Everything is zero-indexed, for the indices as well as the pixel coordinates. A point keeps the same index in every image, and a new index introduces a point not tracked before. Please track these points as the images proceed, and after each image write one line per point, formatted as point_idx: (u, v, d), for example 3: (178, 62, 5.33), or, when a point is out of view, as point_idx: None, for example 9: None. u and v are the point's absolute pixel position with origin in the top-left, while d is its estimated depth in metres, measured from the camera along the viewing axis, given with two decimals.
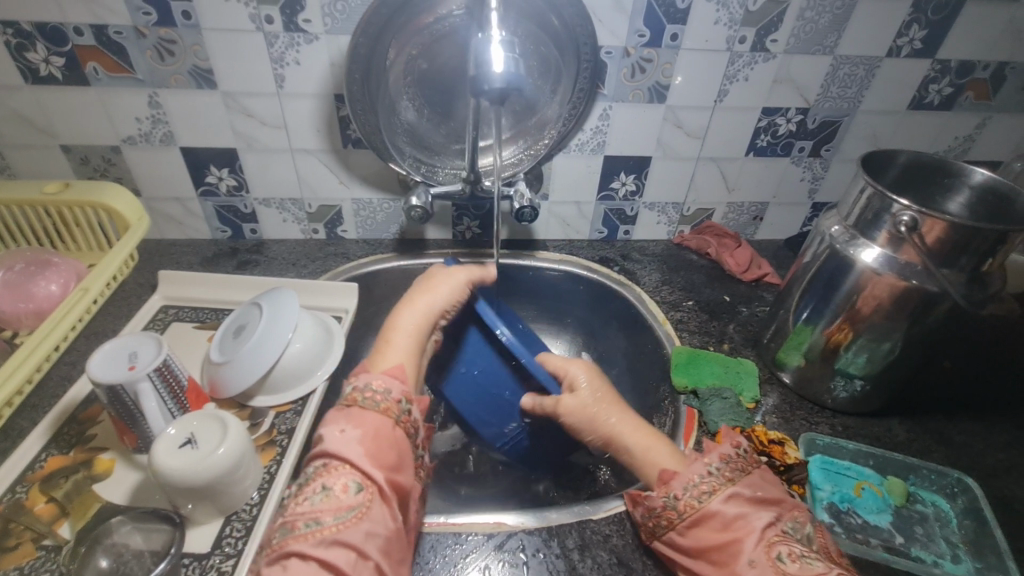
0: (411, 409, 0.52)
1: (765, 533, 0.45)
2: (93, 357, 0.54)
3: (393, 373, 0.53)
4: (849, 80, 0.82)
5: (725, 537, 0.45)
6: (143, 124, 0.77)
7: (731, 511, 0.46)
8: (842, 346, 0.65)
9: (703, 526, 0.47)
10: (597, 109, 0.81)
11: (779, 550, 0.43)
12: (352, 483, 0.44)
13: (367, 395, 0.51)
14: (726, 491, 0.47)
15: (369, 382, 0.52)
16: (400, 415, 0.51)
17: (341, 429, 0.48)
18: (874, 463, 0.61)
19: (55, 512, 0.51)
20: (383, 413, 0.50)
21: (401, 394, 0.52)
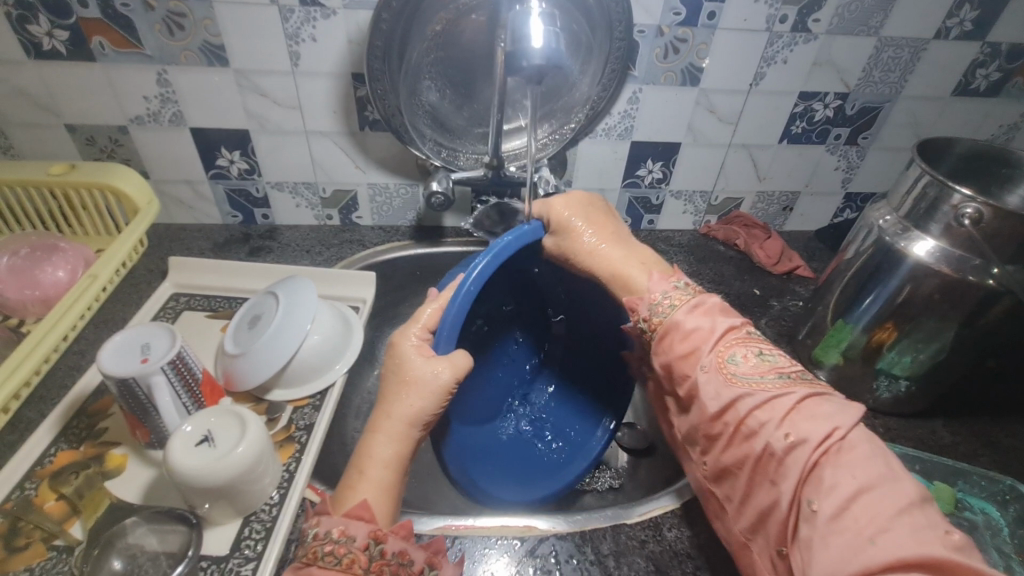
0: (385, 548, 0.44)
1: (724, 340, 0.49)
2: (104, 348, 0.51)
3: (355, 513, 0.45)
4: (893, 64, 0.78)
5: (686, 345, 0.50)
6: (152, 104, 0.73)
7: (693, 321, 0.51)
8: (885, 345, 0.62)
9: (669, 336, 0.51)
10: (627, 92, 0.77)
11: (734, 354, 0.48)
12: None
13: (327, 549, 0.42)
14: (690, 302, 0.52)
15: (328, 528, 0.44)
16: (369, 563, 0.42)
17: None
18: (920, 468, 0.58)
19: (65, 510, 0.49)
20: (346, 568, 0.41)
21: (369, 535, 0.44)
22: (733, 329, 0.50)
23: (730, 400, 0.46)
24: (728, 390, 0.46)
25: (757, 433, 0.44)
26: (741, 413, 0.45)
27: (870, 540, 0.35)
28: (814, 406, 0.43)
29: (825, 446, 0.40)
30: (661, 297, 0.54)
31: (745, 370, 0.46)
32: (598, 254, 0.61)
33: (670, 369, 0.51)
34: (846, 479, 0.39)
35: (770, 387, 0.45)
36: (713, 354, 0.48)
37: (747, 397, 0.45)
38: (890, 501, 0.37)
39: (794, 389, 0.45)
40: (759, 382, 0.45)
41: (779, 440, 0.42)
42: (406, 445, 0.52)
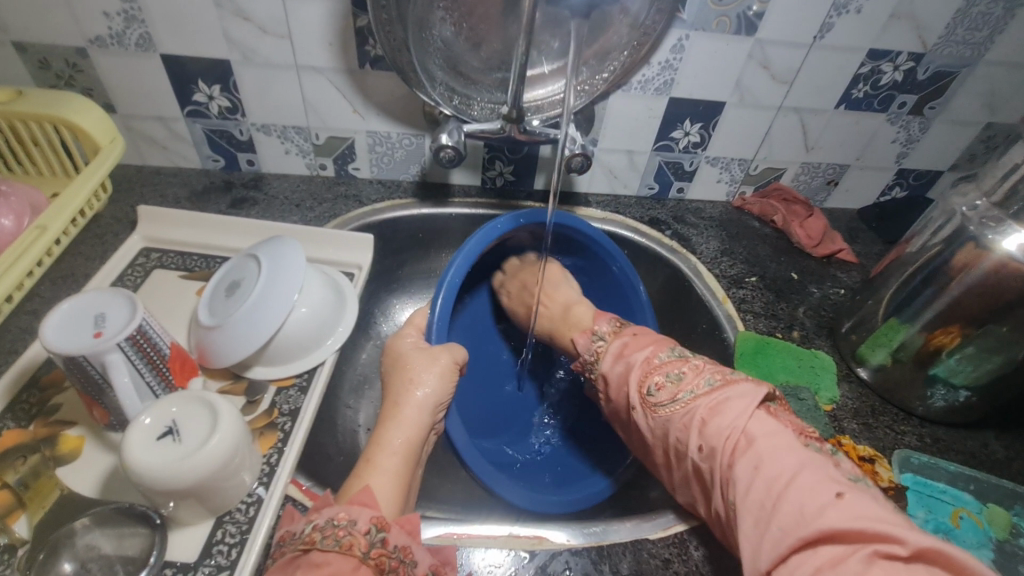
0: (388, 537, 0.38)
1: (641, 372, 0.52)
2: (49, 318, 0.43)
3: (359, 499, 0.40)
4: (981, 22, 0.67)
5: (618, 387, 0.54)
6: (114, 22, 0.62)
7: (616, 367, 0.55)
8: (944, 350, 0.55)
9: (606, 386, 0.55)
10: (671, 38, 0.66)
11: (652, 384, 0.50)
12: None
13: (326, 532, 0.36)
14: (614, 351, 0.56)
15: (330, 514, 0.38)
16: (369, 549, 0.36)
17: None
18: (973, 487, 0.53)
19: (11, 502, 0.41)
20: (346, 551, 0.35)
21: (371, 522, 0.38)
22: (653, 363, 0.52)
23: (661, 428, 0.48)
24: (654, 415, 0.49)
25: (687, 454, 0.46)
26: (670, 442, 0.47)
27: (776, 523, 0.38)
28: (722, 410, 0.45)
29: (736, 445, 0.42)
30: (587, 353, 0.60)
31: (667, 392, 0.49)
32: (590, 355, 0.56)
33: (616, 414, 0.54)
34: (755, 475, 0.40)
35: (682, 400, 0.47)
36: (636, 391, 0.51)
37: (669, 424, 0.47)
38: (793, 480, 0.39)
39: (706, 397, 0.46)
40: (674, 402, 0.47)
41: (700, 455, 0.44)
42: (418, 433, 0.49)
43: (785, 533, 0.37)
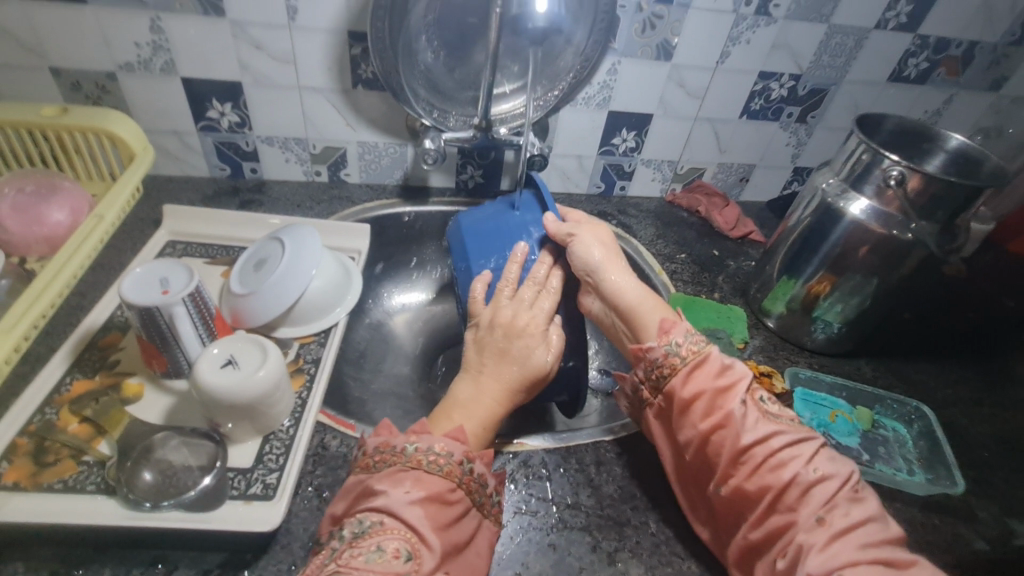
0: (475, 467, 0.48)
1: (753, 383, 0.53)
2: (125, 280, 0.53)
3: (455, 435, 0.50)
4: (839, 50, 0.87)
5: (723, 380, 0.52)
6: (143, 50, 0.74)
7: (726, 362, 0.53)
8: (821, 296, 0.73)
9: (699, 372, 0.53)
10: (606, 63, 0.83)
11: (760, 396, 0.53)
12: (403, 549, 0.42)
13: (430, 458, 0.47)
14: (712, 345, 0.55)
15: (431, 443, 0.48)
16: (463, 476, 0.47)
17: (405, 489, 0.45)
18: (846, 395, 0.69)
19: (91, 431, 0.52)
20: (445, 476, 0.46)
21: (463, 454, 0.48)
22: (731, 389, 0.51)
23: (768, 433, 0.49)
24: (718, 444, 0.50)
25: (785, 463, 0.47)
26: (771, 446, 0.48)
27: (861, 545, 0.43)
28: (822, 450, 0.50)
29: (784, 494, 0.46)
30: (682, 341, 0.54)
31: (740, 422, 0.50)
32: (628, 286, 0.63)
33: (701, 399, 0.51)
34: (855, 510, 0.45)
35: (749, 440, 0.49)
36: (747, 393, 0.52)
37: (779, 433, 0.49)
38: (878, 523, 0.45)
39: (772, 434, 0.49)
40: (783, 421, 0.51)
41: (807, 471, 0.47)
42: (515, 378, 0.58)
43: (866, 550, 0.43)
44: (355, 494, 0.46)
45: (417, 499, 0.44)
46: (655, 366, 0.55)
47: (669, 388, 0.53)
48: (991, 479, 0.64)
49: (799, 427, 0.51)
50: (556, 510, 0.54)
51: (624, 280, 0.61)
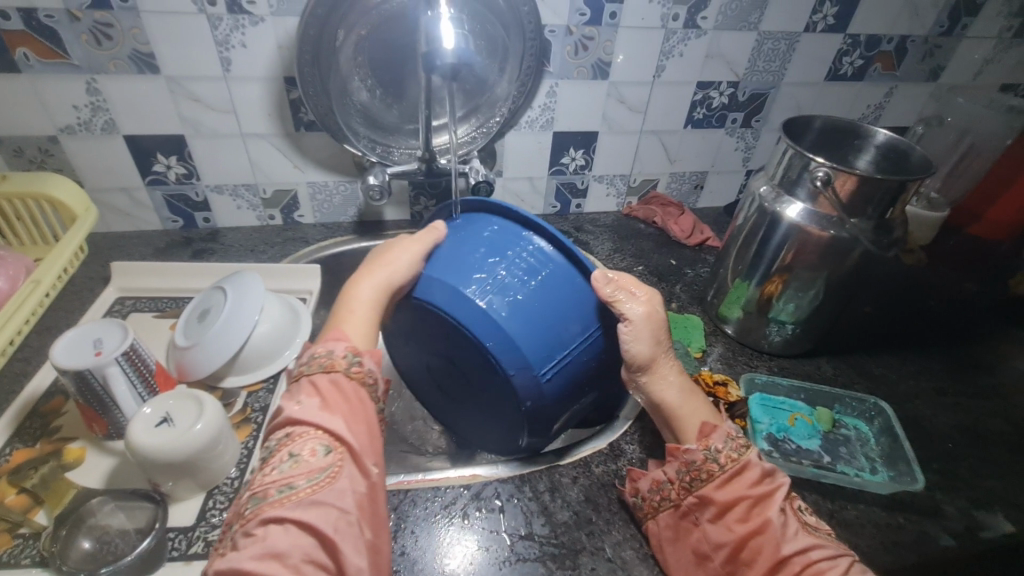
0: (362, 360, 0.50)
1: (787, 490, 0.51)
2: (56, 345, 0.53)
3: (334, 334, 0.51)
4: (773, 55, 0.89)
5: (763, 487, 0.49)
6: (82, 112, 0.74)
7: (765, 467, 0.51)
8: (774, 297, 0.73)
9: (738, 477, 0.50)
10: (545, 86, 0.85)
11: (795, 503, 0.50)
12: (319, 446, 0.44)
13: (310, 362, 0.49)
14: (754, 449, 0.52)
15: (310, 352, 0.50)
16: (349, 368, 0.49)
17: (298, 401, 0.46)
18: (804, 397, 0.69)
19: (27, 502, 0.50)
20: (329, 370, 0.48)
21: (346, 349, 0.50)
22: (770, 497, 0.48)
23: (805, 542, 0.46)
24: (755, 552, 0.46)
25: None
26: (809, 557, 0.45)
27: None
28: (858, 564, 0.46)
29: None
30: (722, 442, 0.52)
31: (778, 530, 0.47)
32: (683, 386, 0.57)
33: (737, 504, 0.48)
34: None
35: (788, 549, 0.45)
36: (783, 499, 0.49)
37: (818, 544, 0.46)
38: None
39: (810, 544, 0.46)
40: (819, 531, 0.48)
41: None
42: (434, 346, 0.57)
43: None
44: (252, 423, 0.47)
45: (315, 401, 0.46)
46: (692, 468, 0.51)
47: (704, 491, 0.50)
48: (956, 470, 0.63)
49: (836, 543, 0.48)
50: (509, 542, 0.53)
51: (670, 384, 0.56)
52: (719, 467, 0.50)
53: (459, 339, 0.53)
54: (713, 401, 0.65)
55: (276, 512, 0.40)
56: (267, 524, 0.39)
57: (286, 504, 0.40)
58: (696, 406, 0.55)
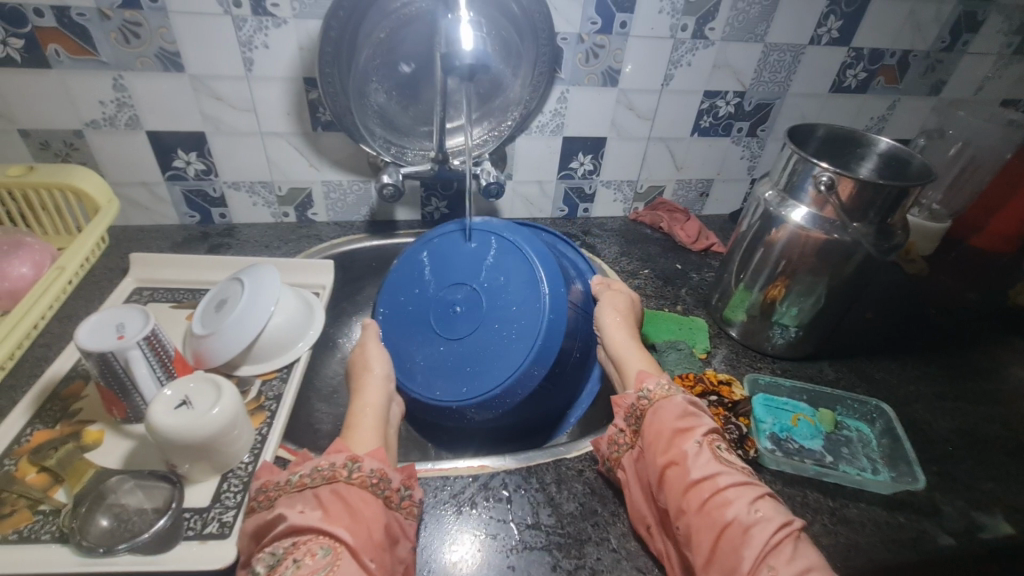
0: (363, 464, 0.50)
1: (717, 433, 0.53)
2: (81, 328, 0.55)
3: (336, 446, 0.52)
4: (779, 66, 0.91)
5: (684, 421, 0.52)
6: (107, 108, 0.77)
7: (692, 406, 0.54)
8: (777, 301, 0.74)
9: (662, 413, 0.54)
10: (556, 92, 0.87)
11: (722, 446, 0.51)
12: (319, 547, 0.43)
13: (313, 474, 0.49)
14: (687, 393, 0.56)
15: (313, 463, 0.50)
16: (350, 474, 0.49)
17: (299, 509, 0.46)
18: (807, 398, 0.70)
19: (48, 480, 0.52)
20: (332, 479, 0.49)
21: (346, 458, 0.51)
22: (688, 431, 0.51)
23: (714, 471, 0.48)
24: (671, 481, 0.49)
25: (728, 502, 0.45)
26: (716, 485, 0.47)
27: None
28: (774, 501, 0.46)
29: (725, 533, 0.44)
30: (654, 386, 0.57)
31: (693, 460, 0.49)
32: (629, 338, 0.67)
33: (658, 438, 0.52)
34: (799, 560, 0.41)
35: (696, 476, 0.48)
36: (704, 436, 0.51)
37: (726, 474, 0.47)
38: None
39: (719, 472, 0.48)
40: (738, 469, 0.49)
41: (748, 510, 0.45)
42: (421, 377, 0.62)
43: None
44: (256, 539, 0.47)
45: (317, 508, 0.46)
46: (631, 412, 0.57)
47: (640, 429, 0.55)
48: (955, 472, 0.64)
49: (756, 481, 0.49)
50: (516, 532, 0.54)
51: (619, 331, 0.68)
52: (647, 404, 0.55)
53: (495, 264, 0.71)
54: (717, 399, 0.66)
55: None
56: None
57: None
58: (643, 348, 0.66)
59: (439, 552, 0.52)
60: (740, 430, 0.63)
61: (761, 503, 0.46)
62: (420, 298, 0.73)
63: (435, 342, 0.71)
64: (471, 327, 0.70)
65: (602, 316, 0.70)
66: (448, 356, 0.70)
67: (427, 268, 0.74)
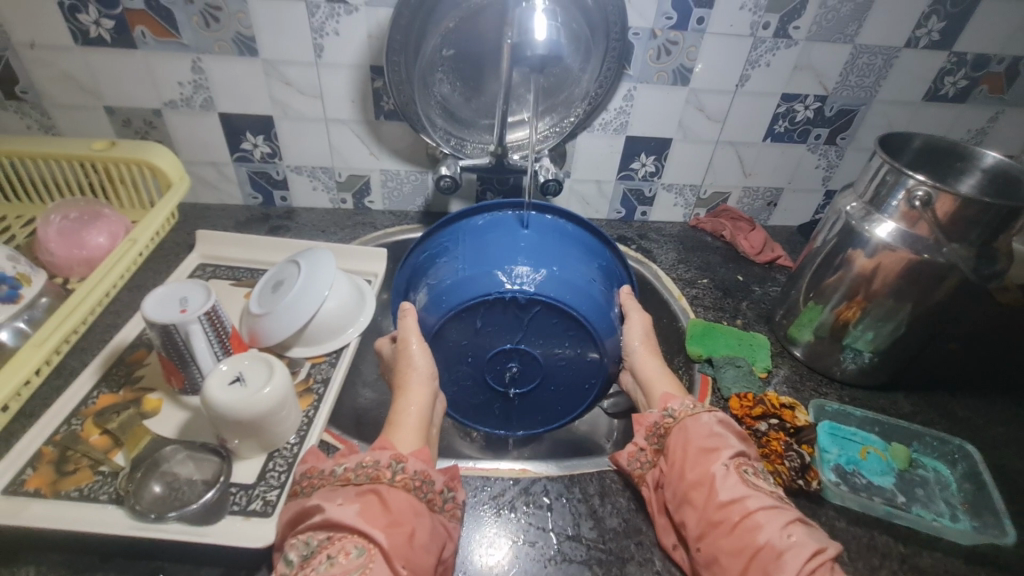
0: (407, 466, 0.49)
1: (744, 453, 0.52)
2: (147, 298, 0.57)
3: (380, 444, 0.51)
4: (867, 70, 0.84)
5: (711, 441, 0.52)
6: (185, 89, 0.80)
7: (719, 427, 0.53)
8: (850, 323, 0.68)
9: (689, 431, 0.53)
10: (623, 89, 0.84)
11: (748, 467, 0.51)
12: (354, 548, 0.42)
13: (357, 471, 0.48)
14: (716, 412, 0.55)
15: (358, 458, 0.50)
16: (393, 476, 0.48)
17: (337, 501, 0.46)
18: (879, 430, 0.64)
19: (109, 442, 0.55)
20: (375, 481, 0.48)
21: (391, 457, 0.50)
22: (714, 451, 0.51)
23: (742, 494, 0.48)
24: (695, 500, 0.49)
25: (759, 528, 0.45)
26: (745, 509, 0.46)
27: None
28: (806, 528, 0.46)
29: (756, 557, 0.44)
30: (681, 405, 0.56)
31: (719, 481, 0.49)
32: (655, 365, 0.66)
33: (685, 458, 0.52)
34: None
35: (725, 497, 0.48)
36: (733, 456, 0.51)
37: (755, 497, 0.47)
38: None
39: (748, 494, 0.47)
40: (767, 491, 0.49)
41: (779, 538, 0.44)
42: (428, 402, 0.59)
43: None
44: (292, 521, 0.47)
45: (357, 503, 0.46)
46: (655, 430, 0.56)
47: (664, 447, 0.54)
48: None
49: (784, 500, 0.49)
50: (555, 542, 0.52)
51: (651, 361, 0.66)
52: (672, 421, 0.55)
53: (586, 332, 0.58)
54: (777, 423, 0.61)
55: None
56: None
57: None
58: (672, 378, 0.65)
59: (477, 551, 0.51)
60: (803, 458, 0.57)
61: (794, 529, 0.45)
62: (474, 345, 0.58)
63: (480, 383, 0.61)
64: (525, 375, 0.61)
65: (634, 344, 0.67)
66: (483, 397, 0.62)
67: (495, 314, 0.57)
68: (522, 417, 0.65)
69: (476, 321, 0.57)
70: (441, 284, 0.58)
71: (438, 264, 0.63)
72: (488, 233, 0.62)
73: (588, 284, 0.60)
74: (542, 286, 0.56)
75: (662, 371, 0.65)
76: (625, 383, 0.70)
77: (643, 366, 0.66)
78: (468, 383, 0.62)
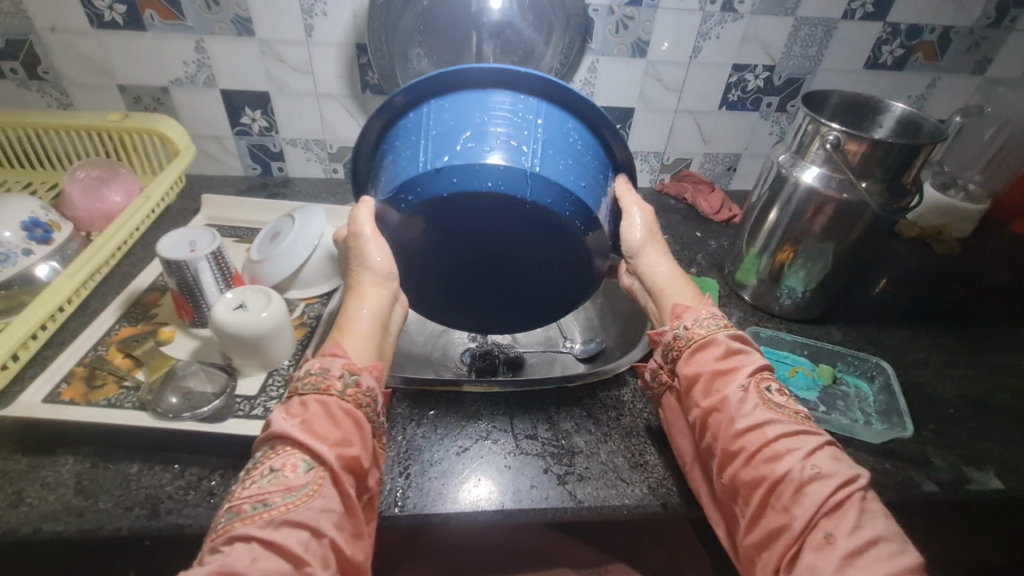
0: (359, 381, 0.49)
1: (761, 374, 0.52)
2: (161, 240, 0.65)
3: (332, 351, 0.51)
4: (810, 40, 0.92)
5: (726, 364, 0.52)
6: (189, 67, 0.88)
7: (733, 348, 0.53)
8: (786, 265, 0.77)
9: (703, 353, 0.53)
10: (586, 62, 0.92)
11: (767, 385, 0.51)
12: (300, 462, 0.43)
13: (307, 381, 0.48)
14: (731, 330, 0.55)
15: (307, 365, 0.50)
16: (344, 390, 0.48)
17: (286, 415, 0.46)
18: (808, 352, 0.74)
19: (132, 363, 0.63)
20: (322, 392, 0.47)
21: (344, 368, 0.49)
22: (730, 375, 0.51)
23: (761, 423, 0.48)
24: (713, 428, 0.50)
25: (780, 457, 0.46)
26: (764, 438, 0.47)
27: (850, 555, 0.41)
28: (827, 453, 0.47)
29: (778, 486, 0.45)
30: (692, 323, 0.56)
31: (736, 407, 0.49)
32: (659, 266, 0.62)
33: (700, 384, 0.52)
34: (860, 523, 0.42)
35: (743, 426, 0.48)
36: (751, 382, 0.51)
37: (776, 424, 0.48)
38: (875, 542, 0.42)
39: (767, 423, 0.48)
40: (788, 413, 0.49)
41: (802, 468, 0.45)
42: (384, 300, 0.57)
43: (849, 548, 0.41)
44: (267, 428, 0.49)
45: (302, 417, 0.46)
46: (667, 348, 0.56)
47: (676, 372, 0.55)
48: (953, 431, 0.65)
49: (806, 421, 0.49)
50: (517, 440, 0.61)
51: (660, 262, 0.62)
52: (684, 346, 0.55)
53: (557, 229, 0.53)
54: None
55: (244, 529, 0.39)
56: (233, 542, 0.39)
57: (255, 522, 0.40)
58: (682, 279, 0.62)
59: (449, 446, 0.60)
60: None
61: (819, 457, 0.46)
62: (441, 234, 0.56)
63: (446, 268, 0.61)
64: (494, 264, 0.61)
65: (641, 244, 0.62)
66: (452, 280, 0.63)
67: (457, 208, 0.52)
68: (495, 305, 0.66)
69: (435, 213, 0.53)
70: (399, 181, 0.52)
71: (398, 150, 0.55)
72: (461, 107, 0.53)
73: (570, 184, 0.52)
74: (507, 184, 0.49)
75: (671, 273, 0.62)
76: (627, 281, 0.67)
77: (649, 267, 0.62)
78: (435, 270, 0.62)
